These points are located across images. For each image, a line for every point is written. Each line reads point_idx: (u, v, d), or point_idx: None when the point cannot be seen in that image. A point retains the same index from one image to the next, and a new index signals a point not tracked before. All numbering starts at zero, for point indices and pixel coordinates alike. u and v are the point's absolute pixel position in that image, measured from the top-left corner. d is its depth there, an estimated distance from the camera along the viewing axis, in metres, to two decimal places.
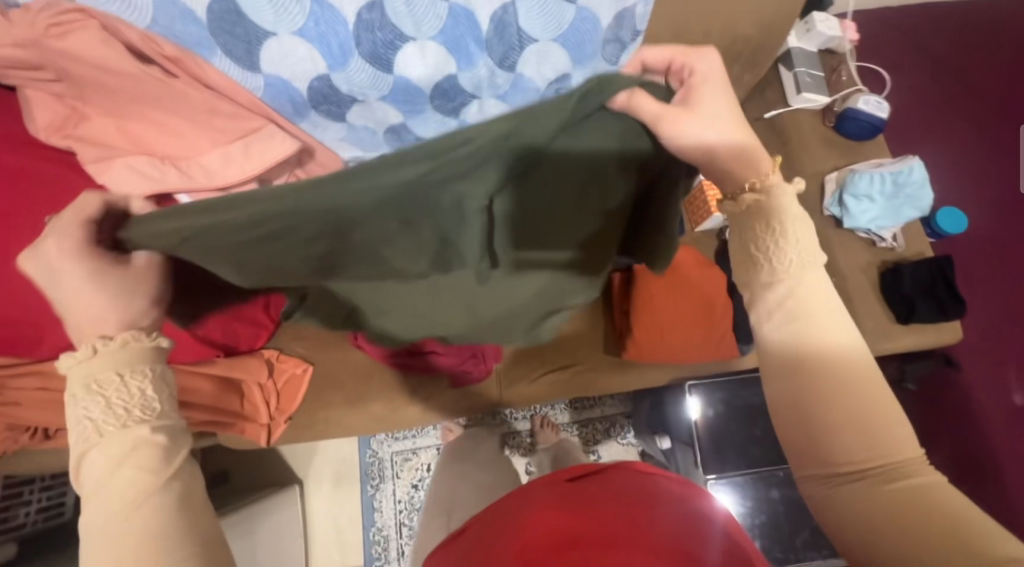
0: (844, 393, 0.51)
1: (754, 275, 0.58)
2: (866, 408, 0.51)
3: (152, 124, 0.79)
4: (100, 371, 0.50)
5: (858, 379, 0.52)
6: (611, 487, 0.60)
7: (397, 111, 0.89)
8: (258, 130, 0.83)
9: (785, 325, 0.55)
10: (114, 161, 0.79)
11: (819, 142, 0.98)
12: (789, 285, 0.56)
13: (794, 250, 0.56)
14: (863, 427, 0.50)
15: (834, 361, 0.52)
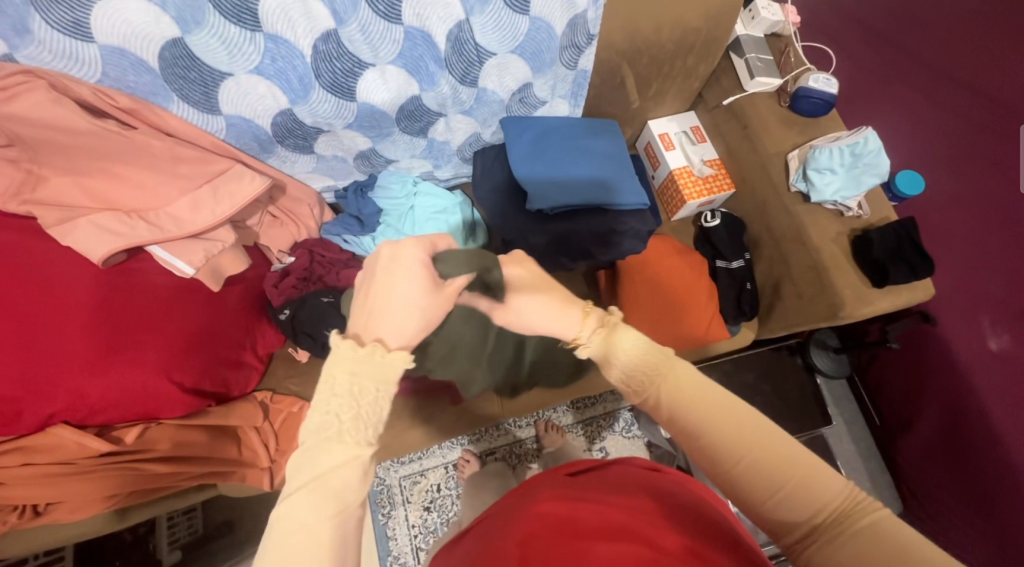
0: (741, 446, 0.44)
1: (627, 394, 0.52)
2: (771, 452, 0.44)
3: (115, 179, 0.75)
4: (364, 370, 0.47)
5: (747, 423, 0.45)
6: (606, 480, 0.62)
7: (365, 137, 0.91)
8: (225, 171, 0.81)
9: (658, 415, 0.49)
10: (77, 220, 0.75)
11: (778, 124, 1.01)
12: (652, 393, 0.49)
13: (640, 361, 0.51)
14: (771, 473, 0.43)
15: (714, 413, 0.46)
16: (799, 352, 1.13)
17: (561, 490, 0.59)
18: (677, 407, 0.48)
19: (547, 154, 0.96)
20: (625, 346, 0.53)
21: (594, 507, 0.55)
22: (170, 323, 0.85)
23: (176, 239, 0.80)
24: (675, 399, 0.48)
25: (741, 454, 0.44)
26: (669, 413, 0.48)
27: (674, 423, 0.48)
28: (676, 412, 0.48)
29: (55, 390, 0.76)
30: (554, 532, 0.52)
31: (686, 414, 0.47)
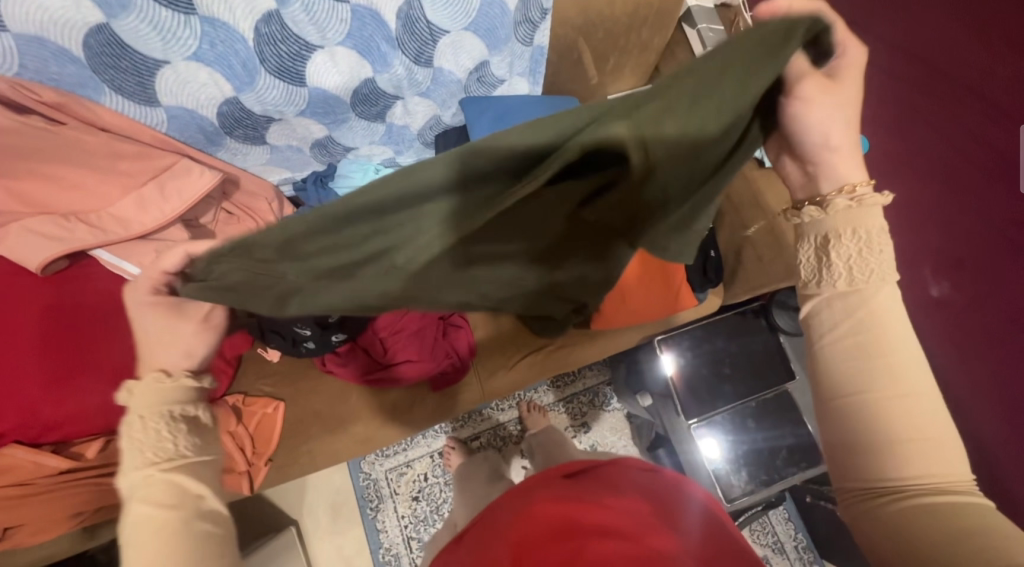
0: (891, 388, 0.47)
1: (823, 279, 0.53)
2: (913, 404, 0.47)
3: (46, 180, 0.70)
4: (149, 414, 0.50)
5: (905, 376, 0.47)
6: (594, 484, 0.68)
7: (320, 125, 0.88)
8: (171, 167, 0.77)
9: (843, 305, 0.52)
10: (10, 225, 0.71)
11: None
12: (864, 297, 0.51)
13: (875, 258, 0.51)
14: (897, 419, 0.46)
15: (882, 361, 0.48)
16: (762, 313, 1.18)
17: (558, 496, 0.65)
18: (841, 335, 0.51)
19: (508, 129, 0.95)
20: (863, 220, 0.52)
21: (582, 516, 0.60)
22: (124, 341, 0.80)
23: (125, 241, 0.76)
24: (848, 333, 0.50)
25: (882, 396, 0.47)
26: (847, 337, 0.50)
27: (853, 333, 0.50)
28: (838, 338, 0.51)
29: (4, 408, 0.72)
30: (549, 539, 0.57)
31: (848, 346, 0.50)
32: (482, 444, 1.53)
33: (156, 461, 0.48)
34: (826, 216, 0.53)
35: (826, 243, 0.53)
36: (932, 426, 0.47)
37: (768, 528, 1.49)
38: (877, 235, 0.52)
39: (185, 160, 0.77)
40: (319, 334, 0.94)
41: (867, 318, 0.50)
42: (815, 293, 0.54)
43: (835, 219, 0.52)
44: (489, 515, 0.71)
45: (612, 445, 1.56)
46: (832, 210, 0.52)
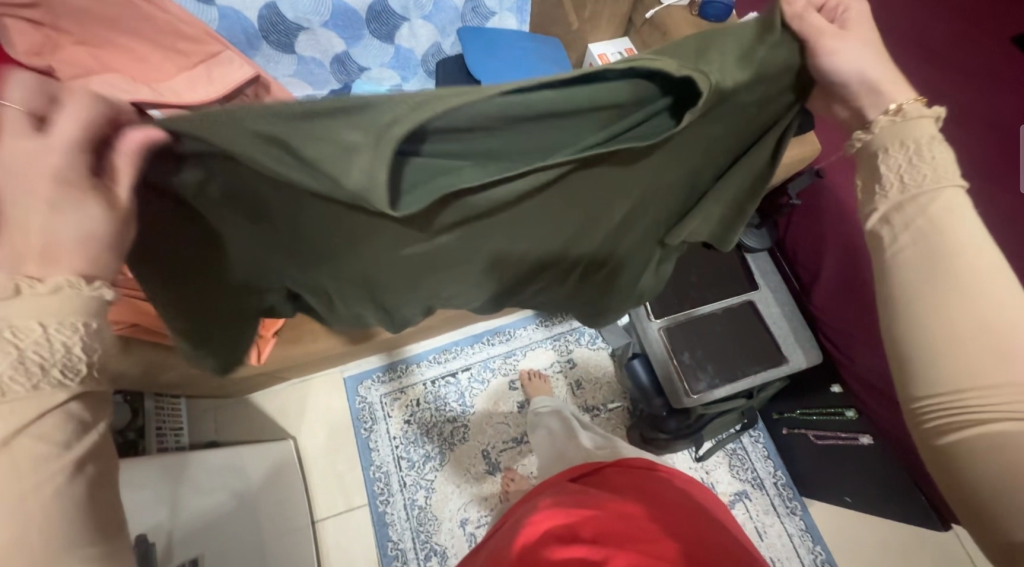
0: (947, 292, 0.47)
1: (880, 193, 0.54)
2: (973, 310, 0.45)
3: (121, 50, 0.87)
4: (18, 315, 0.39)
5: (962, 279, 0.47)
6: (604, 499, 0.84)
7: (340, 39, 1.06)
8: (219, 56, 0.94)
9: (910, 233, 0.51)
10: (90, 78, 0.84)
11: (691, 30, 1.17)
12: (928, 197, 0.51)
13: (931, 162, 0.52)
14: (960, 327, 0.45)
15: (938, 282, 0.47)
16: None
17: (566, 503, 0.82)
18: (922, 258, 0.49)
19: (499, 57, 1.13)
20: (920, 130, 0.53)
21: (596, 518, 0.77)
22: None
23: (176, 107, 0.91)
24: (926, 252, 0.49)
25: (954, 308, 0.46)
26: (914, 255, 0.50)
27: (918, 242, 0.50)
28: (914, 264, 0.49)
29: None
30: (560, 533, 0.75)
31: (928, 275, 0.48)
32: (472, 375, 1.62)
33: (62, 383, 0.40)
34: (901, 124, 0.54)
35: (874, 161, 0.56)
36: (1001, 337, 0.45)
37: (746, 463, 1.51)
38: (937, 144, 0.53)
39: (229, 52, 0.95)
40: None
41: (930, 225, 0.50)
42: (872, 211, 0.55)
43: (884, 135, 0.55)
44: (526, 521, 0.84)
45: (597, 380, 1.63)
46: (878, 129, 0.55)
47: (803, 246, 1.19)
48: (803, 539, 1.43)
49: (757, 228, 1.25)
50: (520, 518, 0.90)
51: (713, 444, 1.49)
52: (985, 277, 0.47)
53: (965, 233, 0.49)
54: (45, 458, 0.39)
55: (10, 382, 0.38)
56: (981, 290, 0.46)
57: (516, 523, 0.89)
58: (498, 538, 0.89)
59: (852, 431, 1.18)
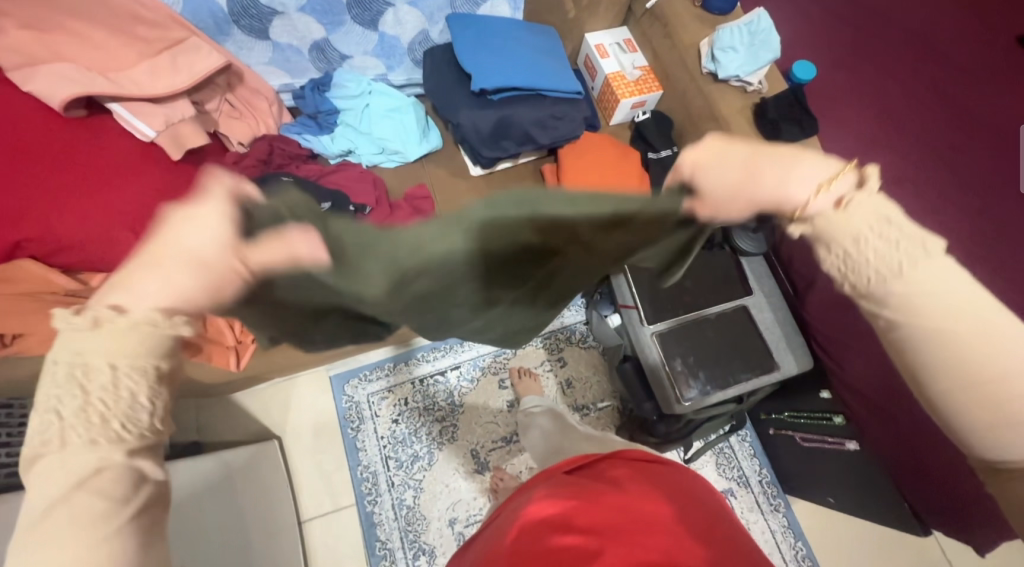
0: (979, 365, 0.37)
1: (851, 280, 0.41)
2: (998, 382, 0.37)
3: (73, 36, 0.79)
4: (95, 356, 0.37)
5: (978, 347, 0.37)
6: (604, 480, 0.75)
7: (318, 24, 0.98)
8: (183, 42, 0.86)
9: (908, 302, 0.39)
10: (38, 68, 0.76)
11: (693, 22, 1.11)
12: (908, 285, 0.39)
13: (903, 247, 0.40)
14: (995, 406, 0.37)
15: (958, 357, 0.37)
16: (725, 239, 1.24)
17: (561, 489, 0.73)
18: (914, 315, 0.39)
19: (490, 47, 1.06)
20: (859, 217, 0.41)
21: (596, 502, 0.69)
22: (146, 169, 0.85)
23: (137, 100, 0.83)
24: (921, 306, 0.39)
25: (966, 352, 0.37)
26: (913, 333, 0.39)
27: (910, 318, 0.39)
28: (902, 329, 0.39)
29: (20, 219, 0.74)
30: (554, 519, 0.68)
31: (924, 335, 0.38)
32: (461, 374, 1.59)
33: (120, 438, 0.37)
34: (840, 215, 0.41)
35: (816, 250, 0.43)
36: None
37: (733, 462, 1.52)
38: (879, 230, 0.41)
39: (195, 38, 0.87)
40: None
41: (922, 301, 0.38)
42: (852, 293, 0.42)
43: (830, 227, 0.42)
44: (513, 514, 0.76)
45: (588, 379, 1.62)
46: (820, 223, 0.42)
47: (799, 250, 1.16)
48: (785, 535, 1.46)
49: (754, 232, 1.22)
50: (503, 519, 0.79)
51: (702, 445, 1.50)
52: (1006, 340, 0.37)
53: (957, 292, 0.38)
54: (99, 516, 0.35)
55: (81, 425, 0.36)
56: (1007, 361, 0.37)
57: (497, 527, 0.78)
58: (485, 539, 0.78)
59: (838, 436, 1.19)
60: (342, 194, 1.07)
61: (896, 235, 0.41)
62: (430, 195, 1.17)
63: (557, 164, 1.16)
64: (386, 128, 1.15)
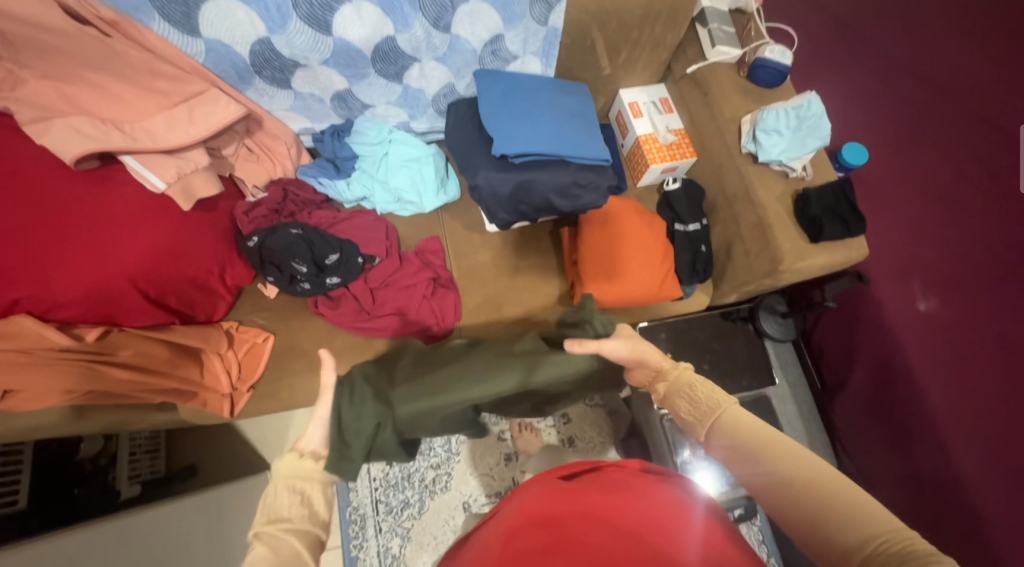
0: (781, 459, 0.51)
1: (693, 430, 0.60)
2: (795, 471, 0.50)
3: (92, 87, 0.77)
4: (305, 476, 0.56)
5: (775, 444, 0.53)
6: (606, 478, 0.57)
7: (341, 76, 0.95)
8: (201, 95, 0.85)
9: (724, 436, 0.56)
10: (53, 120, 0.75)
11: (735, 93, 1.04)
12: (721, 415, 0.58)
13: (705, 397, 0.60)
14: (798, 489, 0.50)
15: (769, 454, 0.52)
16: (750, 319, 1.16)
17: (552, 489, 0.56)
18: (770, 493, 0.51)
19: (517, 108, 1.01)
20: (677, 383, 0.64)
21: (587, 500, 0.54)
22: (150, 222, 0.85)
23: (149, 152, 0.82)
24: (773, 488, 0.51)
25: (814, 524, 0.48)
26: (733, 448, 0.55)
27: (730, 442, 0.55)
28: (774, 506, 0.51)
29: (19, 276, 0.74)
30: (533, 525, 0.52)
31: (783, 512, 0.51)
32: None
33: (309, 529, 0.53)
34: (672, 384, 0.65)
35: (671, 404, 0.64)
36: (827, 485, 0.49)
37: None
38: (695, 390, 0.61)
39: (215, 90, 0.86)
40: (314, 272, 1.01)
41: (732, 426, 0.56)
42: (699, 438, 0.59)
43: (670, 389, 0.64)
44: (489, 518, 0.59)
45: (592, 439, 1.53)
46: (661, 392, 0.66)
47: (835, 343, 1.09)
48: None
49: (783, 316, 1.14)
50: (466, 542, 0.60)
51: None
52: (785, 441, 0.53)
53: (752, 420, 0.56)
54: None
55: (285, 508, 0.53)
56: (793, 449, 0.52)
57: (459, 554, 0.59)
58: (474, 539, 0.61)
59: None
60: (351, 244, 1.04)
61: (705, 408, 0.59)
62: (441, 249, 1.14)
63: (579, 231, 1.11)
64: (403, 178, 1.11)
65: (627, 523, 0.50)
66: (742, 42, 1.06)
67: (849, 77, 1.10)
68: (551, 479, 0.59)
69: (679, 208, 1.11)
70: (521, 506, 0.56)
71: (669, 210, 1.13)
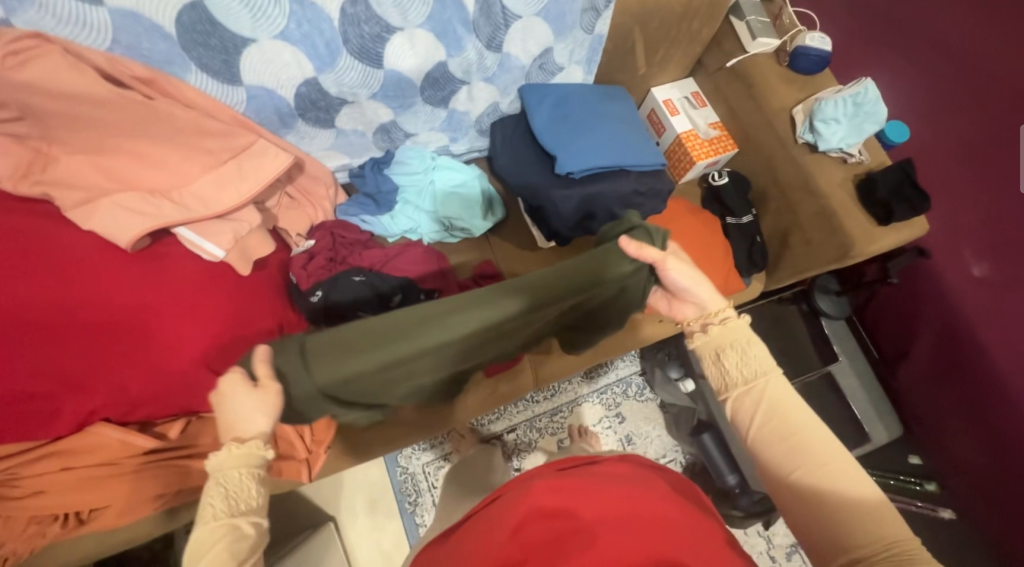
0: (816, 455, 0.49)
1: (726, 385, 0.56)
2: (822, 470, 0.49)
3: (132, 155, 0.68)
4: None
5: (806, 435, 0.51)
6: (598, 471, 0.60)
7: (387, 108, 0.89)
8: (249, 147, 0.76)
9: (756, 411, 0.53)
10: (98, 201, 0.66)
11: (778, 84, 1.04)
12: (762, 384, 0.54)
13: (757, 359, 0.56)
14: (818, 487, 0.48)
15: (803, 447, 0.50)
16: (804, 299, 1.19)
17: (554, 482, 0.57)
18: (788, 489, 0.50)
19: (572, 123, 0.98)
20: (724, 333, 0.59)
21: (578, 491, 0.55)
22: (212, 297, 0.74)
23: (204, 219, 0.74)
24: (801, 482, 0.49)
25: (828, 520, 0.48)
26: (771, 432, 0.52)
27: (770, 421, 0.52)
28: (793, 496, 0.50)
29: (92, 385, 0.64)
30: (543, 517, 0.53)
31: (800, 504, 0.49)
32: (519, 436, 1.50)
33: None
34: (715, 333, 0.59)
35: (705, 356, 0.60)
36: (854, 486, 0.48)
37: None
38: (740, 349, 0.57)
39: (263, 140, 0.77)
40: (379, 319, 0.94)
41: (777, 404, 0.52)
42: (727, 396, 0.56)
43: (715, 337, 0.59)
44: (494, 501, 0.61)
45: (647, 434, 1.51)
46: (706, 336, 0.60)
47: (891, 312, 1.15)
48: None
49: (836, 294, 1.17)
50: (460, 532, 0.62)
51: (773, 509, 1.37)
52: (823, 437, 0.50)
53: (801, 410, 0.52)
54: None
55: None
56: (827, 444, 0.50)
57: (454, 544, 0.60)
58: (468, 526, 0.61)
59: (933, 503, 1.15)
60: (410, 282, 0.96)
61: (753, 371, 0.55)
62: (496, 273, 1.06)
63: None
64: (452, 206, 1.03)
65: (615, 514, 0.52)
66: (777, 32, 1.07)
67: (870, 54, 1.12)
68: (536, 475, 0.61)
69: (730, 202, 1.09)
70: (525, 495, 0.57)
71: (720, 206, 1.11)
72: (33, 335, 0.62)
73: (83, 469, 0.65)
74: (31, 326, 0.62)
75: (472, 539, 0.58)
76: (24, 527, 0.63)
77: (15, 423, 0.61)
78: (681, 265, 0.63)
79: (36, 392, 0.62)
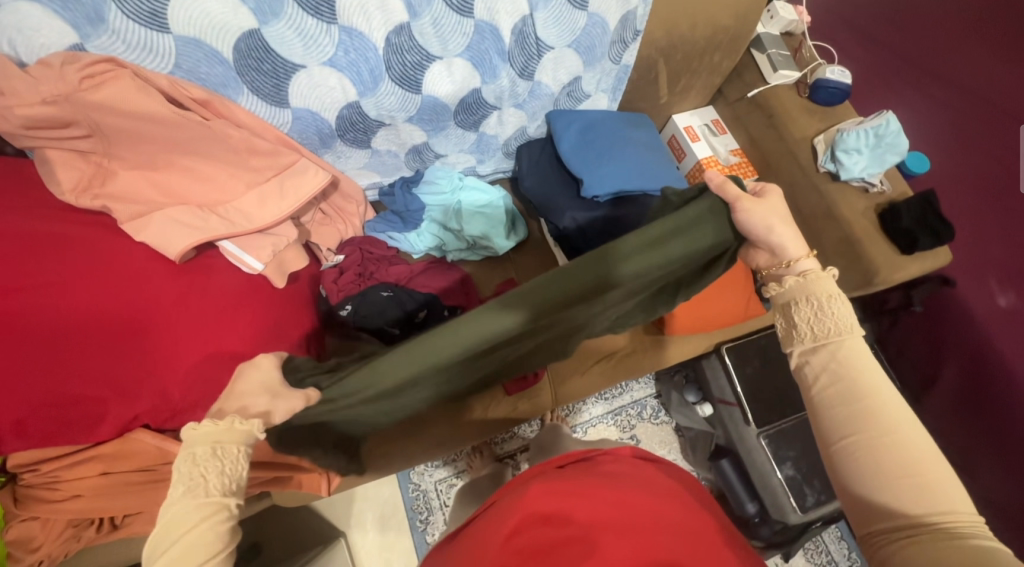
0: (880, 421, 0.48)
1: (794, 340, 0.57)
2: (884, 436, 0.47)
3: (184, 172, 0.72)
4: None
5: (875, 398, 0.49)
6: (597, 472, 0.60)
7: (422, 131, 0.93)
8: (291, 165, 0.79)
9: (826, 376, 0.52)
10: (152, 214, 0.70)
11: (798, 114, 1.07)
12: (831, 346, 0.53)
13: (832, 317, 0.55)
14: (877, 452, 0.47)
15: (867, 411, 0.48)
16: None
17: (555, 487, 0.57)
18: (843, 452, 0.48)
19: (599, 152, 1.01)
20: (813, 285, 0.57)
21: (575, 494, 0.55)
22: (248, 307, 0.76)
23: (246, 234, 0.77)
24: (854, 448, 0.48)
25: (881, 486, 0.46)
26: (832, 393, 0.51)
27: (833, 383, 0.51)
28: (845, 457, 0.48)
29: (136, 391, 0.66)
30: (539, 521, 0.52)
31: (855, 470, 0.47)
32: None
33: None
34: (803, 282, 0.58)
35: (787, 309, 0.59)
36: (920, 456, 0.46)
37: (822, 547, 1.33)
38: (819, 305, 0.56)
39: (303, 159, 0.79)
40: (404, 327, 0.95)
41: (843, 366, 0.51)
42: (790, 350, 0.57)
43: (792, 290, 0.58)
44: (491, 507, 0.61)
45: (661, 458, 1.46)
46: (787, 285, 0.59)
47: (918, 335, 1.14)
48: None
49: None
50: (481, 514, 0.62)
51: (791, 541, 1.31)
52: (895, 403, 0.49)
53: (874, 377, 0.50)
54: None
55: None
56: (896, 412, 0.48)
57: (462, 537, 0.60)
58: (485, 512, 0.60)
59: None
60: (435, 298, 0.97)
61: (825, 331, 0.54)
62: None
63: None
64: (476, 224, 1.05)
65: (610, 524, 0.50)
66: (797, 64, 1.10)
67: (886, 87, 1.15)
68: (534, 480, 0.60)
69: None
70: (523, 498, 0.57)
71: None
72: (80, 343, 0.64)
73: (121, 473, 0.67)
74: (82, 333, 0.65)
75: (472, 540, 0.57)
76: (64, 527, 0.68)
77: (64, 426, 0.64)
78: (756, 208, 0.59)
79: (83, 397, 0.64)
